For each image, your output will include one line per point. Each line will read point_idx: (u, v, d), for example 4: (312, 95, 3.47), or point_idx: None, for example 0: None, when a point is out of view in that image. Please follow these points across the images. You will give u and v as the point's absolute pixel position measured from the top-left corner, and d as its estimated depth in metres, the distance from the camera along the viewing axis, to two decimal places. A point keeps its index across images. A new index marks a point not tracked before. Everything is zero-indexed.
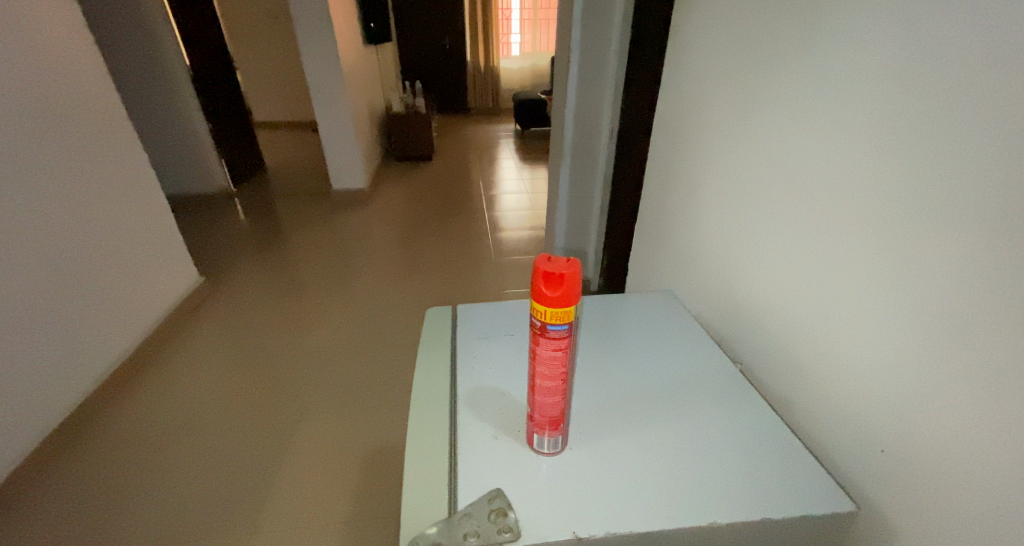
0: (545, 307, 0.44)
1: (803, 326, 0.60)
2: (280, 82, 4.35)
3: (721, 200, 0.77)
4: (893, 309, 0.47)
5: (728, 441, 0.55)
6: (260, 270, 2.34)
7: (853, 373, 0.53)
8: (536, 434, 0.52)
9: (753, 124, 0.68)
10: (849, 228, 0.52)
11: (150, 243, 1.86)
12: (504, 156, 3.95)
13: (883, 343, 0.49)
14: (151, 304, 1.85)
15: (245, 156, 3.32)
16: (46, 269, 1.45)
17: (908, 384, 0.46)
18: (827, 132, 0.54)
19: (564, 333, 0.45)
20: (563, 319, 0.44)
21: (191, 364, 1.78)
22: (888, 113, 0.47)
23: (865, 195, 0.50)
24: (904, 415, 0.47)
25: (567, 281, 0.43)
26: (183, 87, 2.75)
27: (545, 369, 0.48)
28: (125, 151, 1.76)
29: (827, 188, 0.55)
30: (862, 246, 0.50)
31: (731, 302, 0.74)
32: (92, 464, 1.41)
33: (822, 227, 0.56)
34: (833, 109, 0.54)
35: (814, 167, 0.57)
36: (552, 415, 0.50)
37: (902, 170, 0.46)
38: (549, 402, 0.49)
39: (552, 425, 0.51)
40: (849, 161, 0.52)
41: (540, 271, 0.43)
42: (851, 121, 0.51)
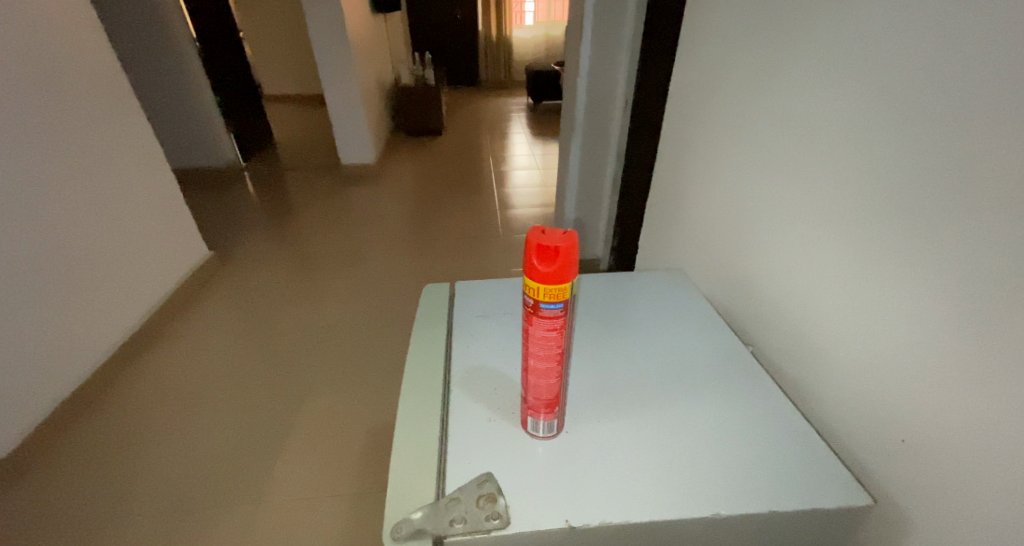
0: (537, 283, 0.40)
1: (820, 307, 0.55)
2: (289, 54, 4.28)
3: (735, 175, 0.72)
4: (922, 292, 0.43)
5: (735, 428, 0.52)
6: (269, 244, 2.34)
7: (872, 359, 0.49)
8: (530, 417, 0.50)
9: (770, 89, 0.63)
10: (873, 200, 0.47)
11: (158, 216, 1.85)
12: (516, 130, 3.87)
13: (906, 327, 0.45)
14: (161, 278, 1.86)
15: (254, 129, 3.30)
16: (56, 242, 1.45)
17: (936, 372, 0.42)
18: (852, 95, 0.49)
19: (559, 312, 0.42)
20: (558, 297, 0.41)
21: (200, 337, 1.80)
22: (922, 71, 0.42)
23: (893, 165, 0.45)
24: (927, 404, 0.43)
25: (562, 255, 0.39)
26: (188, 58, 2.71)
27: (540, 351, 0.45)
28: (130, 123, 1.74)
29: (850, 158, 0.50)
30: (887, 219, 0.46)
31: (744, 282, 0.70)
32: (106, 433, 1.45)
33: (844, 199, 0.51)
34: (859, 70, 0.48)
35: (836, 135, 0.52)
36: (547, 398, 0.47)
37: (936, 135, 0.41)
38: (544, 385, 0.47)
39: (547, 409, 0.48)
40: (876, 126, 0.47)
41: (532, 245, 0.40)
42: (879, 82, 0.46)
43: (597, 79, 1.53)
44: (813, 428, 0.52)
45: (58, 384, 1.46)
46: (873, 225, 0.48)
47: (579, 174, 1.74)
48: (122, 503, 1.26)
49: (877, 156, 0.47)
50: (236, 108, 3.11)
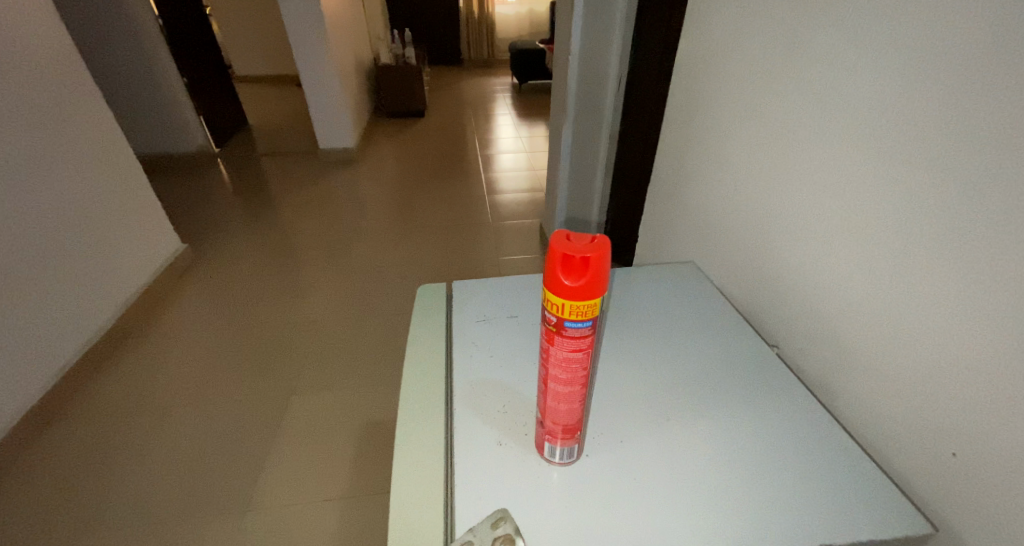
0: (562, 300, 0.35)
1: (856, 308, 0.51)
2: (259, 31, 4.06)
3: (746, 163, 0.67)
4: (986, 302, 0.39)
5: (771, 444, 0.48)
6: (248, 234, 2.23)
7: (919, 368, 0.45)
8: (547, 442, 0.45)
9: (792, 67, 0.57)
10: (922, 194, 0.43)
11: (126, 208, 1.73)
12: (501, 111, 3.76)
13: (963, 336, 0.41)
14: (133, 274, 1.75)
15: (225, 113, 3.13)
16: (16, 241, 1.34)
17: (1001, 389, 0.39)
18: (894, 74, 0.44)
19: (587, 330, 0.37)
20: (586, 314, 0.35)
21: (178, 334, 1.70)
22: (993, 45, 0.36)
23: (950, 154, 0.40)
24: (987, 420, 0.40)
25: (592, 267, 0.33)
26: (150, 37, 2.53)
27: (561, 374, 0.39)
28: (89, 109, 1.60)
29: (894, 145, 0.45)
30: (940, 215, 0.41)
31: (763, 277, 0.66)
32: (80, 440, 1.36)
33: (886, 193, 0.46)
34: (909, 45, 0.43)
35: (875, 119, 0.46)
36: (569, 423, 0.42)
37: (1009, 122, 0.36)
38: (567, 409, 0.41)
39: (568, 433, 0.43)
40: (930, 110, 0.41)
41: (557, 255, 0.34)
42: (935, 57, 0.41)
43: (588, 57, 1.45)
44: (851, 440, 0.48)
45: (24, 391, 1.36)
46: (922, 220, 0.43)
47: (571, 160, 1.66)
48: (97, 516, 1.19)
49: (928, 145, 0.42)
50: (205, 90, 2.94)
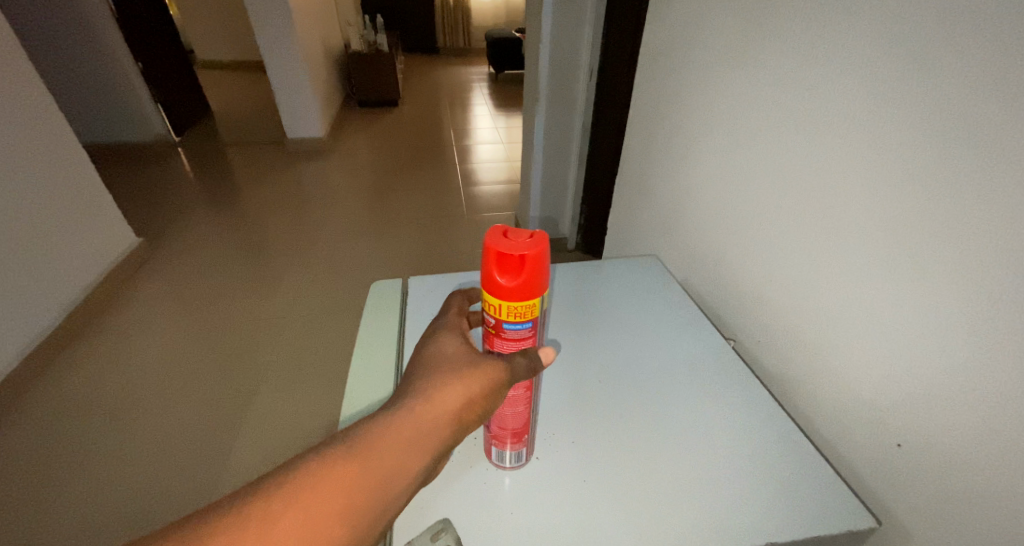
0: (499, 301, 0.33)
1: (820, 301, 0.50)
2: (224, 16, 3.92)
3: (711, 158, 0.66)
4: (932, 296, 0.39)
5: (727, 439, 0.47)
6: (211, 226, 2.15)
7: (883, 363, 0.44)
8: (495, 447, 0.44)
9: (764, 47, 0.54)
10: (892, 179, 0.41)
11: (77, 200, 1.64)
12: (477, 101, 3.71)
13: (927, 328, 0.40)
14: (85, 269, 1.67)
15: (186, 100, 3.00)
16: None
17: (945, 383, 0.39)
18: (853, 70, 0.44)
19: (525, 331, 0.36)
20: (524, 316, 0.34)
21: (135, 330, 1.63)
22: (980, 15, 0.34)
23: (923, 136, 0.38)
24: (946, 411, 0.39)
25: (530, 264, 0.32)
26: (102, 19, 2.40)
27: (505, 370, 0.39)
28: (35, 96, 1.51)
29: (861, 132, 0.43)
30: (893, 211, 0.41)
31: (723, 271, 0.65)
32: (26, 442, 1.29)
33: (845, 184, 0.45)
34: (887, 17, 0.40)
35: (836, 112, 0.46)
36: (513, 423, 0.42)
37: (967, 110, 0.35)
38: (513, 407, 0.41)
39: (516, 436, 0.43)
40: (902, 91, 0.39)
41: (492, 252, 0.32)
42: (917, 29, 0.38)
43: (560, 45, 1.40)
44: (807, 436, 0.47)
45: None
46: (878, 214, 0.43)
47: (544, 153, 1.62)
48: (46, 521, 1.13)
49: (884, 140, 0.41)
50: (163, 76, 2.80)
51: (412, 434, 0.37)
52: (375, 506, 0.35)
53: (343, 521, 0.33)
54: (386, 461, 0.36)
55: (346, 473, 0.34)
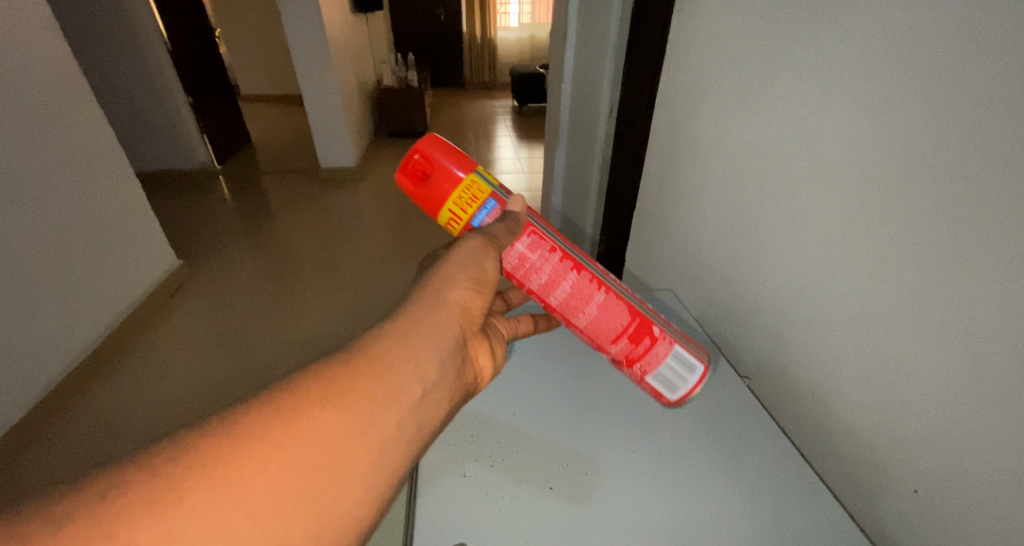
0: (445, 205, 0.47)
1: (802, 343, 0.48)
2: (267, 53, 4.19)
3: (685, 182, 0.64)
4: (923, 328, 0.36)
5: (730, 477, 0.48)
6: (246, 250, 2.25)
7: (870, 419, 0.42)
8: (657, 364, 0.48)
9: (719, 85, 0.55)
10: (862, 207, 0.39)
11: (125, 223, 1.75)
12: (501, 132, 3.83)
13: (909, 386, 0.38)
14: (127, 287, 1.76)
15: (228, 130, 3.19)
16: (22, 253, 1.36)
17: (946, 424, 0.36)
18: (807, 100, 0.43)
19: (489, 212, 0.47)
20: (473, 200, 0.47)
21: (170, 348, 1.71)
22: (917, 48, 0.34)
23: (878, 190, 0.38)
24: (951, 453, 0.36)
25: (423, 165, 0.46)
26: (157, 57, 2.60)
27: (564, 291, 0.47)
28: (96, 127, 1.64)
29: (825, 161, 0.42)
30: (869, 237, 0.39)
31: (716, 297, 0.63)
32: (68, 453, 1.36)
33: (820, 212, 0.43)
34: (832, 64, 0.40)
35: (800, 137, 0.45)
36: (625, 326, 0.47)
37: (923, 132, 0.34)
38: (607, 312, 0.47)
39: (646, 334, 0.47)
40: (855, 115, 0.39)
41: (406, 180, 0.48)
42: (860, 78, 0.38)
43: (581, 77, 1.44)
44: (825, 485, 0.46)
45: (15, 402, 1.35)
46: (858, 242, 0.40)
47: (564, 185, 1.66)
48: None
49: (851, 167, 0.40)
50: (207, 109, 2.99)
51: (412, 334, 0.41)
52: (400, 390, 0.39)
53: (377, 407, 0.37)
54: (404, 348, 0.40)
55: (354, 366, 0.38)
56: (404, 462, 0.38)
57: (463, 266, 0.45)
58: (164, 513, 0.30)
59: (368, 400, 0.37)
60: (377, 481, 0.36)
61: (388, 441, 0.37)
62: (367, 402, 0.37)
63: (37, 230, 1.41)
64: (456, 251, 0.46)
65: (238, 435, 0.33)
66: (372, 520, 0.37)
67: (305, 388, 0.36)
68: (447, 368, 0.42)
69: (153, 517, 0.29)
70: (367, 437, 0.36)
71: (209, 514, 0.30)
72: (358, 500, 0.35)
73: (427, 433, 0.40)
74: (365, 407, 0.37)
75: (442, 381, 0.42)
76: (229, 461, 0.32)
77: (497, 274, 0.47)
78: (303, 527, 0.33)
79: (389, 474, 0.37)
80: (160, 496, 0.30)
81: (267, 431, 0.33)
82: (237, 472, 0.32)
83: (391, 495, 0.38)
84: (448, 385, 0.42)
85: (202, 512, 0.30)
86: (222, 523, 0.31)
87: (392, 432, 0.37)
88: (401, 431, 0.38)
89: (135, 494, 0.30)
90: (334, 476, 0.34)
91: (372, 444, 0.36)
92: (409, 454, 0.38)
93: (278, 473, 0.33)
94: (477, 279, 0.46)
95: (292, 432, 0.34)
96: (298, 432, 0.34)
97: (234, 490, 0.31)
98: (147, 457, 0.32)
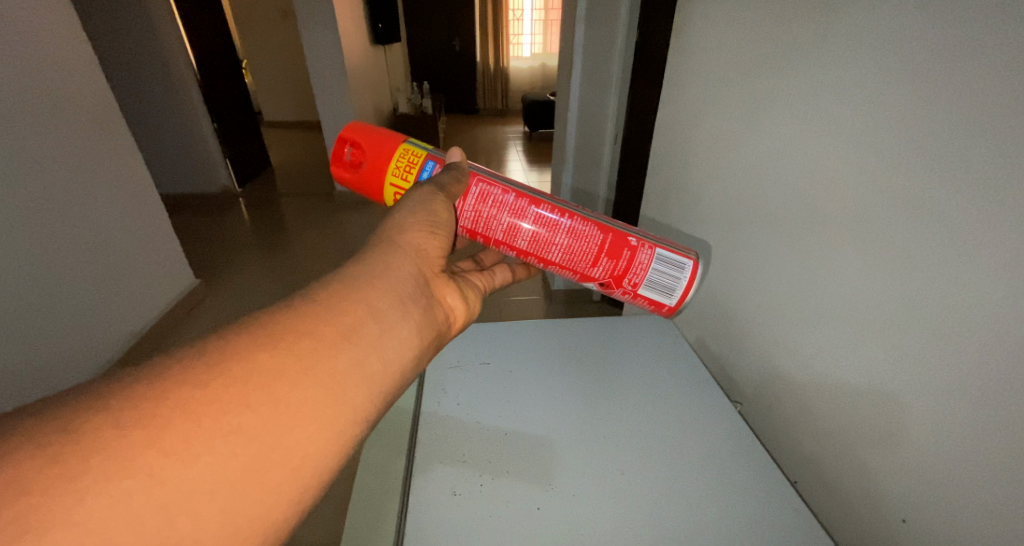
0: (386, 177, 0.57)
1: (807, 376, 0.52)
2: (290, 81, 4.38)
3: (704, 217, 0.68)
4: (917, 369, 0.40)
5: (723, 503, 0.49)
6: (261, 269, 2.31)
7: (876, 434, 0.44)
8: (641, 276, 0.55)
9: (734, 129, 0.60)
10: (863, 254, 0.43)
11: (150, 243, 1.83)
12: (513, 157, 3.91)
13: (916, 399, 0.40)
14: (148, 304, 1.82)
15: (250, 155, 3.32)
16: (54, 272, 1.44)
17: (934, 459, 0.39)
18: (814, 150, 0.48)
19: (425, 171, 0.56)
20: (407, 163, 0.56)
21: None
22: (911, 110, 0.38)
23: (884, 241, 0.41)
24: (939, 483, 0.39)
25: (356, 152, 0.58)
26: (186, 87, 2.74)
27: (531, 229, 0.54)
28: (126, 151, 1.73)
29: (828, 214, 0.46)
30: (870, 285, 0.43)
31: (725, 326, 0.66)
32: None
33: (824, 256, 0.47)
34: (834, 119, 0.45)
35: (806, 187, 0.49)
36: (599, 243, 0.54)
37: (916, 190, 0.38)
38: (578, 235, 0.54)
39: (623, 246, 0.54)
40: (856, 170, 0.43)
41: (348, 172, 0.59)
42: (863, 133, 0.42)
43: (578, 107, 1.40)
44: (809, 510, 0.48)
45: None
46: (860, 285, 0.44)
47: None
48: None
49: (851, 219, 0.44)
50: (232, 134, 3.12)
51: (370, 273, 0.45)
52: (360, 317, 0.42)
53: (335, 334, 0.40)
54: (359, 287, 0.44)
55: (298, 310, 0.41)
56: (356, 403, 0.40)
57: (413, 214, 0.50)
58: (70, 455, 0.30)
59: (327, 329, 0.40)
60: (328, 417, 0.38)
61: (337, 375, 0.39)
62: (309, 339, 0.39)
63: (69, 249, 1.49)
64: (404, 205, 0.51)
65: (160, 382, 0.35)
66: (326, 464, 0.38)
67: (241, 336, 0.38)
68: (406, 307, 0.46)
69: (51, 461, 0.30)
70: (311, 375, 0.38)
71: (119, 454, 0.31)
72: (306, 437, 0.37)
73: (384, 373, 0.42)
74: (306, 346, 0.39)
75: (400, 319, 0.45)
76: (148, 403, 0.33)
77: (450, 221, 0.53)
78: (239, 464, 0.34)
79: (342, 409, 0.39)
80: (64, 440, 0.31)
81: (194, 375, 0.35)
82: (154, 412, 0.33)
83: (347, 439, 0.39)
84: (406, 323, 0.45)
85: (114, 451, 0.31)
86: (138, 463, 0.31)
87: (341, 368, 0.40)
88: (350, 369, 0.40)
89: (34, 439, 0.30)
90: (273, 412, 0.36)
91: (317, 380, 0.38)
92: (360, 392, 0.40)
93: (203, 412, 0.34)
94: (430, 224, 0.50)
95: (221, 373, 0.36)
96: (228, 373, 0.36)
97: (152, 430, 0.32)
98: (48, 408, 0.32)
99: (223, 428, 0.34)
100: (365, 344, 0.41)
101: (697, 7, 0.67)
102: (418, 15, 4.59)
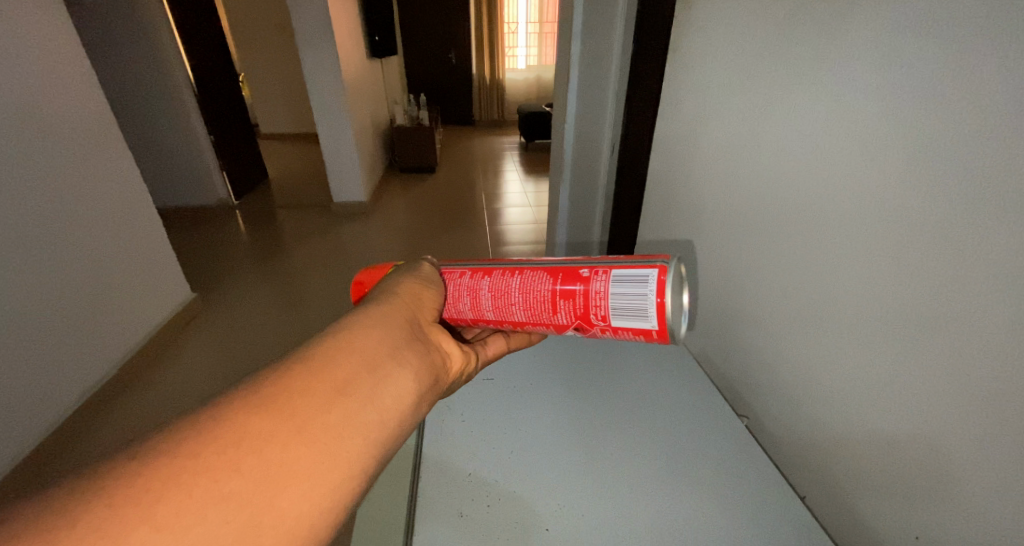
0: None
1: (814, 386, 0.51)
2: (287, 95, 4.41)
3: (706, 230, 0.68)
4: (927, 379, 0.40)
5: (729, 520, 0.48)
6: (258, 282, 2.29)
7: (875, 435, 0.45)
8: (600, 299, 0.46)
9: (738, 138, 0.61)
10: (872, 267, 0.44)
11: (144, 256, 1.81)
12: (509, 168, 3.93)
13: (923, 409, 0.40)
14: (145, 317, 1.80)
15: (247, 167, 3.33)
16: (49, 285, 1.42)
17: (944, 469, 0.39)
18: (820, 160, 0.49)
19: None
20: None
21: (180, 371, 1.74)
22: (914, 119, 0.39)
23: (893, 251, 0.41)
24: (960, 495, 0.38)
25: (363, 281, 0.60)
26: (184, 100, 2.75)
27: (489, 295, 0.51)
28: (123, 164, 1.72)
29: (837, 228, 0.47)
30: (878, 294, 0.43)
31: (730, 339, 0.66)
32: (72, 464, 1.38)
33: (832, 269, 0.48)
34: (841, 131, 0.46)
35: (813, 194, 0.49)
36: (553, 287, 0.48)
37: (917, 197, 0.39)
38: (530, 285, 0.49)
39: (573, 280, 0.47)
40: (860, 181, 0.44)
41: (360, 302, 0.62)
42: (868, 144, 0.43)
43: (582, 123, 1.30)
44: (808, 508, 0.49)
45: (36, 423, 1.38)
46: (867, 294, 0.44)
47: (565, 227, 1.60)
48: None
49: (859, 229, 0.44)
50: (230, 147, 3.13)
51: (363, 323, 0.41)
52: (354, 371, 0.37)
53: (322, 397, 0.35)
54: (346, 344, 0.39)
55: (285, 367, 0.36)
56: (355, 459, 0.35)
57: (405, 279, 0.49)
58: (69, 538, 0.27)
59: (312, 391, 0.35)
60: (323, 476, 0.34)
61: (333, 433, 0.35)
62: (304, 398, 0.35)
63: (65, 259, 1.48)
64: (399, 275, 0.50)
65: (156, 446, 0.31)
66: (325, 522, 0.34)
67: (234, 396, 0.34)
68: (402, 358, 0.41)
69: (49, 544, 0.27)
70: (307, 434, 0.34)
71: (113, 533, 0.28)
72: (300, 496, 0.33)
73: (381, 428, 0.38)
74: (300, 404, 0.35)
75: (395, 369, 0.40)
76: (141, 477, 0.30)
77: (439, 282, 0.52)
78: (231, 533, 0.30)
79: (337, 465, 0.35)
80: (60, 522, 0.28)
81: (185, 443, 0.31)
82: (148, 486, 0.30)
83: (344, 497, 0.35)
84: (402, 375, 0.40)
85: (106, 531, 0.28)
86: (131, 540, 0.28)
87: (335, 423, 0.35)
88: (344, 424, 0.36)
89: (34, 523, 0.28)
90: (268, 476, 0.32)
91: (310, 440, 0.34)
92: (358, 449, 0.36)
93: (195, 483, 0.30)
94: (422, 281, 0.50)
95: (214, 438, 0.32)
96: (219, 439, 0.32)
97: (145, 505, 0.29)
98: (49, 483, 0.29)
99: (214, 495, 0.31)
100: (362, 398, 0.37)
101: (697, 23, 0.69)
102: (415, 29, 4.66)
